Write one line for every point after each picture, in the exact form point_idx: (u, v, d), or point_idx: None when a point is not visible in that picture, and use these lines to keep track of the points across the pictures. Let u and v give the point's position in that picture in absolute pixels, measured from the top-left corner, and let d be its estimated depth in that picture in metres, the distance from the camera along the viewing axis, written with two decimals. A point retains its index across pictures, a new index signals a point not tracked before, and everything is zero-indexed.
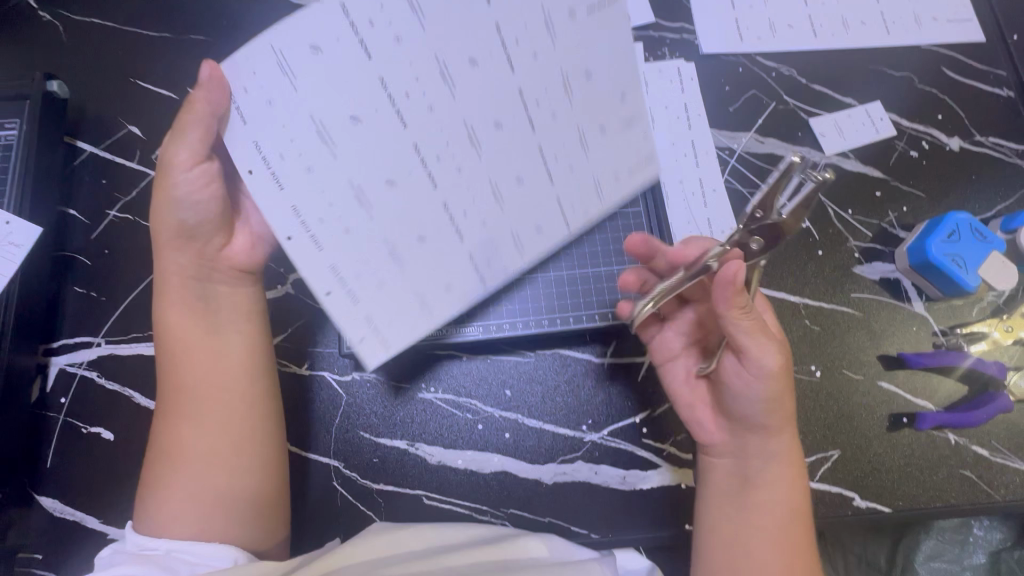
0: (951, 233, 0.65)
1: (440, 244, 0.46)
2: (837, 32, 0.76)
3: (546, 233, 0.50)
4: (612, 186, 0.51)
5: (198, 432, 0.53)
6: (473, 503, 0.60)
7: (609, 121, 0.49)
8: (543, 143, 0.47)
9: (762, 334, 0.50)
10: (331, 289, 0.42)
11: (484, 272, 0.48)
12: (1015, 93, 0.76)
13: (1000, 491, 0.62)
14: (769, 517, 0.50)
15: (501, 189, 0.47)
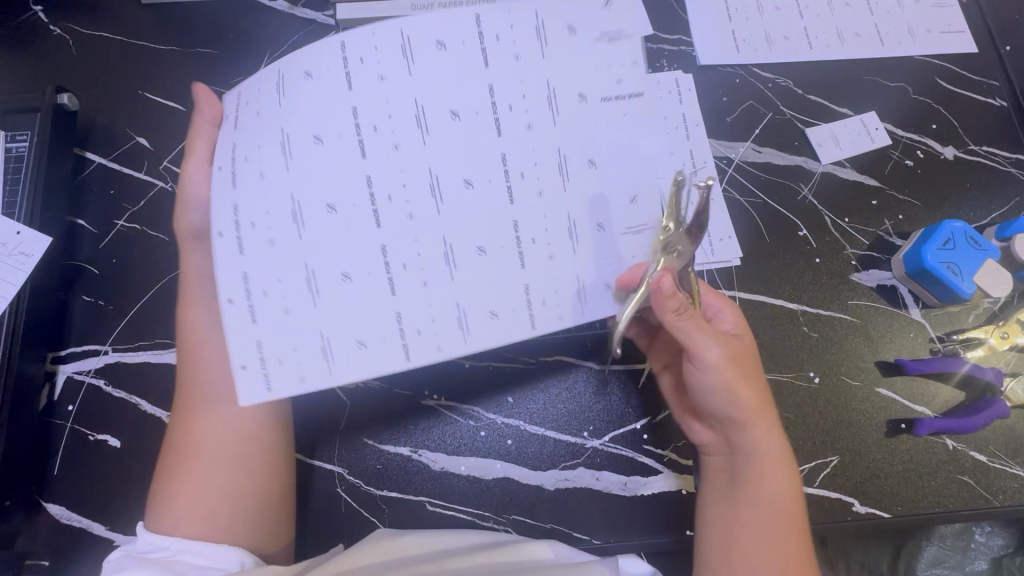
0: (946, 240, 0.66)
1: (369, 289, 0.45)
2: (832, 43, 0.78)
3: (499, 321, 0.47)
4: (598, 277, 0.49)
5: (212, 428, 0.53)
6: (476, 509, 0.61)
7: (609, 226, 0.49)
8: (516, 217, 0.47)
9: (704, 332, 0.51)
10: (235, 296, 0.43)
11: (408, 339, 0.45)
12: (1008, 103, 0.77)
13: (998, 496, 0.63)
14: (758, 518, 0.50)
15: (453, 250, 0.46)
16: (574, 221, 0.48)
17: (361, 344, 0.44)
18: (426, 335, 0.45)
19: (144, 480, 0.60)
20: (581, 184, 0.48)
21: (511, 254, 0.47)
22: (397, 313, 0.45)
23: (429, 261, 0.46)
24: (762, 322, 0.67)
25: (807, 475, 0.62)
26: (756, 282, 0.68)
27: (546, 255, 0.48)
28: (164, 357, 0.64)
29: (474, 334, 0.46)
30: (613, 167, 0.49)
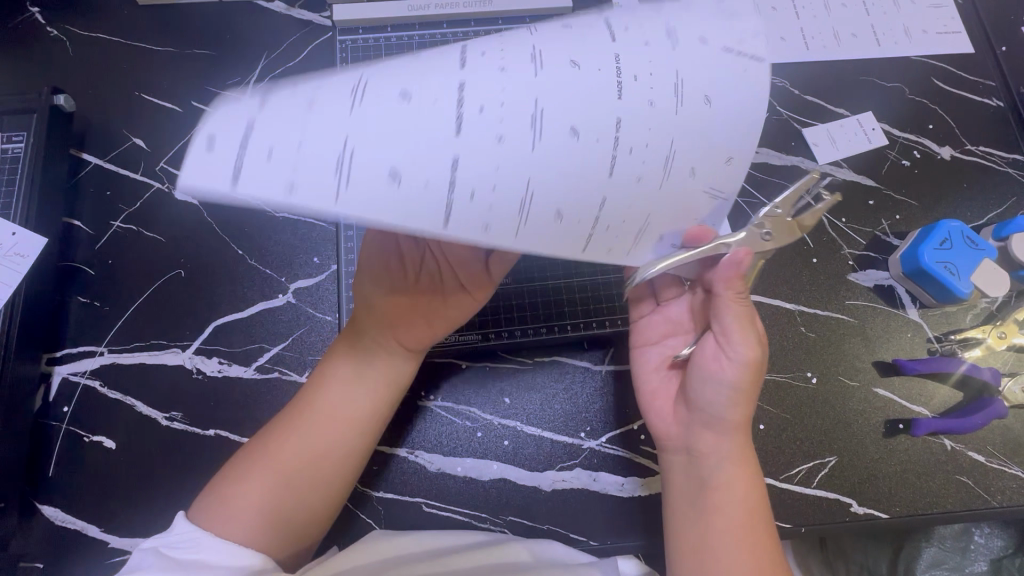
0: (944, 240, 0.66)
1: (430, 126, 0.32)
2: (828, 44, 0.78)
3: (561, 222, 0.37)
4: (671, 236, 0.45)
5: (304, 445, 0.51)
6: (472, 510, 0.60)
7: (703, 180, 0.40)
8: (620, 112, 0.35)
9: (747, 321, 0.50)
10: (219, 132, 0.30)
11: (457, 203, 0.33)
12: (1004, 103, 0.77)
13: (997, 496, 0.63)
14: (722, 521, 0.49)
15: (545, 121, 0.33)
16: (669, 151, 0.37)
17: (395, 176, 0.31)
18: (477, 192, 0.33)
19: (140, 481, 0.60)
20: (691, 120, 0.37)
21: (603, 151, 0.35)
22: (454, 160, 0.32)
23: (514, 114, 0.33)
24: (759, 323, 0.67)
25: (804, 476, 0.62)
26: (752, 282, 0.68)
27: (633, 173, 0.37)
28: (160, 358, 0.63)
29: (528, 231, 0.36)
30: (729, 105, 0.37)
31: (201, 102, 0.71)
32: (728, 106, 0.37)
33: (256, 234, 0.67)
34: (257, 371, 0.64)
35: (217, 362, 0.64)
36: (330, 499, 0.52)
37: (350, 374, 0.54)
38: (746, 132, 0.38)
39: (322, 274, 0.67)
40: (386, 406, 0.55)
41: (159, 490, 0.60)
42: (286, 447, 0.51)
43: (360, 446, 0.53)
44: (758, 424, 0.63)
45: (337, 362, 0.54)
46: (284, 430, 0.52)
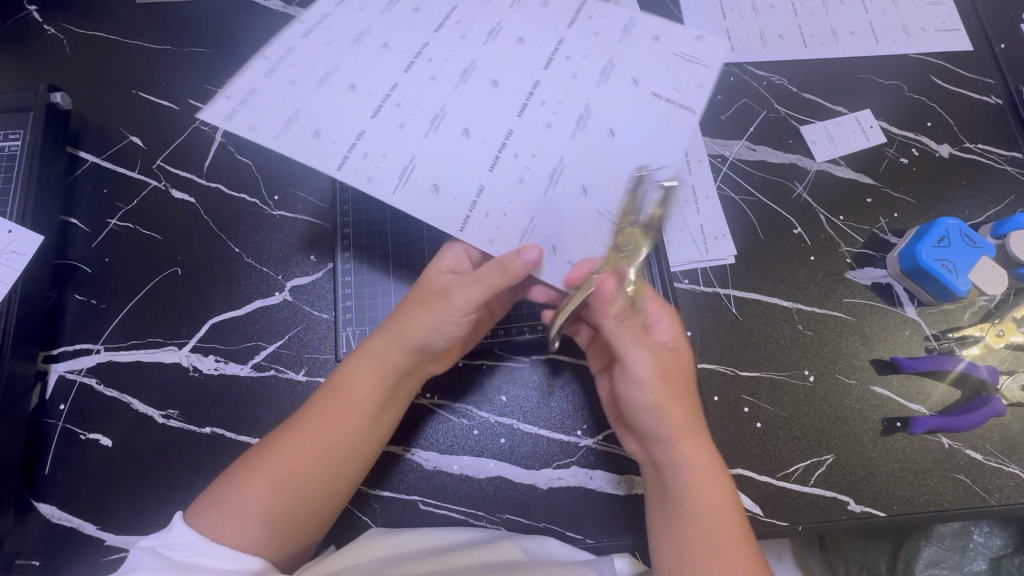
0: (941, 238, 0.65)
1: (361, 104, 0.51)
2: (827, 41, 0.78)
3: (437, 196, 0.49)
4: (565, 249, 0.51)
5: (319, 465, 0.50)
6: (469, 508, 0.60)
7: (593, 201, 0.51)
8: (513, 128, 0.51)
9: (636, 337, 0.52)
10: (232, 95, 0.50)
11: (351, 156, 0.49)
12: (1003, 100, 0.77)
13: (994, 495, 0.62)
14: (693, 530, 0.47)
15: (442, 120, 0.51)
16: (558, 164, 0.51)
17: (318, 134, 0.49)
18: (371, 156, 0.49)
19: (137, 478, 0.60)
20: (588, 148, 0.51)
21: (486, 150, 0.51)
22: (361, 132, 0.50)
23: (419, 115, 0.51)
24: (756, 321, 0.67)
25: (801, 474, 0.62)
26: (750, 281, 0.68)
27: (514, 176, 0.50)
28: (157, 355, 0.63)
29: (402, 190, 0.49)
30: (628, 142, 0.51)
31: (198, 100, 0.71)
32: (628, 143, 0.51)
33: (253, 232, 0.67)
34: (253, 369, 0.63)
35: (213, 360, 0.64)
36: (332, 512, 0.52)
37: (376, 398, 0.52)
38: (649, 167, 0.51)
39: (318, 271, 0.67)
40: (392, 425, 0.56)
41: (154, 488, 0.60)
42: (298, 466, 0.49)
43: (364, 468, 0.53)
44: (755, 422, 0.63)
45: (360, 384, 0.52)
46: (294, 446, 0.50)
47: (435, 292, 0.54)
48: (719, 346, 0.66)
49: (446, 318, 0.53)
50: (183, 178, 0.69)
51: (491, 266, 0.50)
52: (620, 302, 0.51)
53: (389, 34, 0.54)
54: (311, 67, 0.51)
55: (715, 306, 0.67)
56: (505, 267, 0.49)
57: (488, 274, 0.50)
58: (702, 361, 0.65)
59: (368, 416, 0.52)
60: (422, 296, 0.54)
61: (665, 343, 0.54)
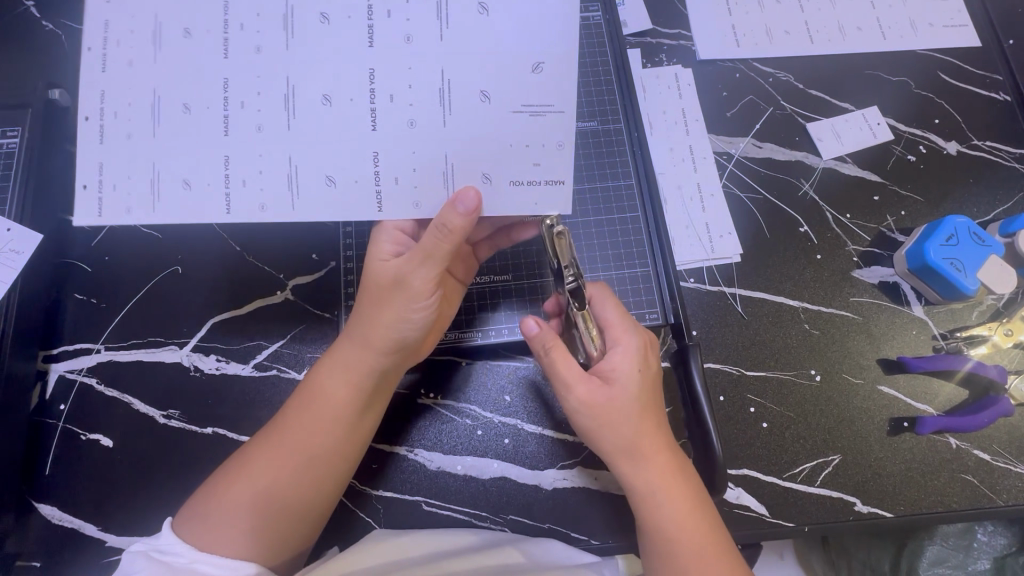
0: (949, 236, 0.65)
1: (206, 121, 0.45)
2: (834, 37, 0.77)
3: (337, 186, 0.46)
4: (499, 173, 0.48)
5: (294, 475, 0.49)
6: (472, 509, 0.60)
7: (501, 101, 0.46)
8: (373, 65, 0.45)
9: (571, 382, 0.51)
10: (89, 183, 0.44)
11: (232, 190, 0.45)
12: (1012, 97, 0.76)
13: (1003, 495, 0.62)
14: (662, 541, 0.49)
15: (297, 95, 0.45)
16: (443, 80, 0.46)
17: (188, 185, 0.45)
18: (252, 180, 0.46)
19: (138, 478, 0.60)
20: (467, 36, 0.46)
21: (364, 108, 0.46)
22: (226, 157, 0.45)
23: (269, 104, 0.45)
24: (762, 320, 0.66)
25: (806, 475, 0.62)
26: (755, 280, 0.68)
27: (405, 118, 0.46)
28: (157, 355, 0.63)
29: (302, 200, 0.46)
30: (504, 18, 0.46)
31: None
32: (505, 16, 0.45)
33: (252, 229, 0.67)
34: (254, 368, 0.63)
35: (214, 360, 0.63)
36: (322, 515, 0.51)
37: (354, 402, 0.51)
38: (540, 36, 0.46)
39: (320, 270, 0.66)
40: (372, 427, 0.54)
41: (156, 489, 0.59)
42: (280, 474, 0.48)
43: (347, 473, 0.52)
44: (761, 423, 0.63)
45: (335, 389, 0.51)
46: (273, 453, 0.49)
47: (396, 281, 0.50)
48: (725, 345, 0.65)
49: (411, 307, 0.50)
50: None
51: (434, 238, 0.47)
52: (547, 339, 0.52)
53: (183, 15, 0.44)
54: (129, 105, 0.44)
55: (721, 305, 0.66)
56: (449, 230, 0.46)
57: (436, 247, 0.47)
58: (707, 361, 0.65)
59: (347, 421, 0.51)
60: (378, 291, 0.51)
61: (611, 373, 0.51)
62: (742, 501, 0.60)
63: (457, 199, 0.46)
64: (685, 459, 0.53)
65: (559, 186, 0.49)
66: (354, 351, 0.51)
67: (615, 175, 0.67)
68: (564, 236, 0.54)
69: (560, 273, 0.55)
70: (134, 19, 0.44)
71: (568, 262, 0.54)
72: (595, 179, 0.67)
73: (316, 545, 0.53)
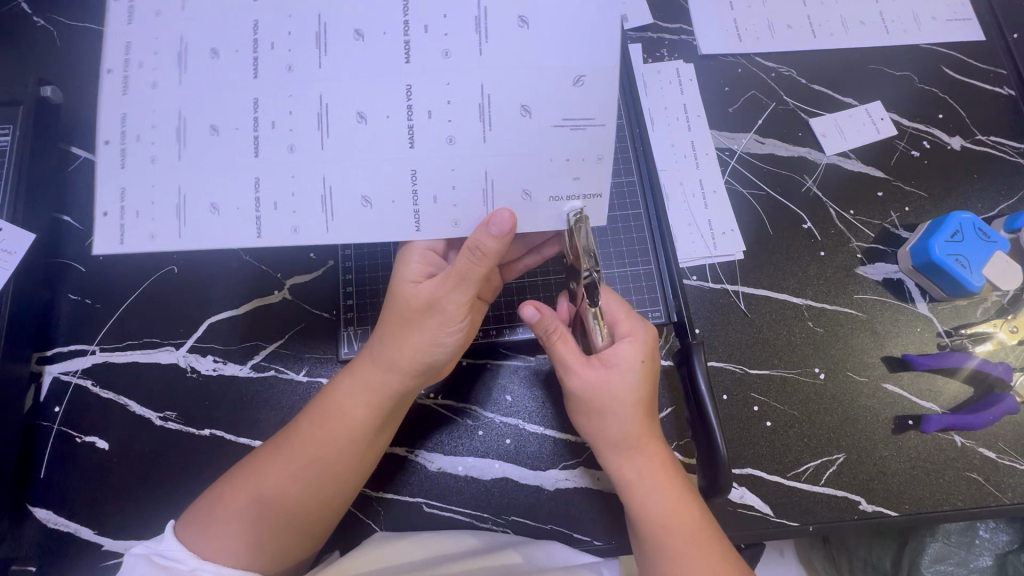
0: (954, 232, 0.64)
1: (234, 143, 0.44)
2: (837, 32, 0.76)
3: (375, 206, 0.46)
4: (538, 189, 0.47)
5: (306, 490, 0.48)
6: (474, 510, 0.59)
7: (543, 116, 0.45)
8: (410, 81, 0.44)
9: (571, 367, 0.51)
10: (111, 210, 0.44)
11: (263, 213, 0.45)
12: (1016, 91, 0.75)
13: (1008, 493, 0.62)
14: (652, 531, 0.48)
15: (330, 114, 0.44)
16: (484, 97, 0.44)
17: (216, 209, 0.44)
18: (283, 205, 0.45)
19: (134, 481, 0.59)
20: (507, 48, 0.44)
21: (400, 127, 0.45)
22: (256, 179, 0.44)
23: (301, 124, 0.44)
24: (764, 318, 0.66)
25: (811, 474, 0.61)
26: (758, 277, 0.67)
27: (445, 135, 0.45)
28: (154, 356, 0.62)
29: (338, 222, 0.46)
30: (546, 31, 0.43)
31: None
32: (550, 31, 0.43)
33: None
34: (252, 369, 0.62)
35: (211, 360, 0.62)
36: (330, 526, 0.51)
37: (374, 422, 0.50)
38: (586, 48, 0.44)
39: (318, 269, 0.65)
40: (385, 443, 0.54)
41: (153, 492, 0.59)
42: (291, 489, 0.48)
43: (357, 489, 0.52)
44: (764, 421, 0.62)
45: (354, 408, 0.50)
46: (285, 467, 0.48)
47: (422, 301, 0.50)
48: (729, 344, 0.64)
49: (441, 329, 0.50)
50: None
51: (472, 259, 0.47)
52: (550, 325, 0.52)
53: (209, 32, 0.43)
54: (155, 130, 0.43)
55: (725, 303, 0.66)
56: (484, 253, 0.46)
57: (472, 270, 0.47)
58: (710, 359, 0.64)
59: (365, 441, 0.50)
60: (404, 310, 0.50)
61: (612, 358, 0.51)
62: (746, 500, 0.60)
63: (489, 220, 0.45)
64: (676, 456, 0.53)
65: (595, 199, 0.48)
66: (378, 369, 0.50)
67: (616, 172, 0.66)
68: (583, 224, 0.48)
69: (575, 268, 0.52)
70: (158, 39, 0.43)
71: (585, 254, 0.49)
72: None
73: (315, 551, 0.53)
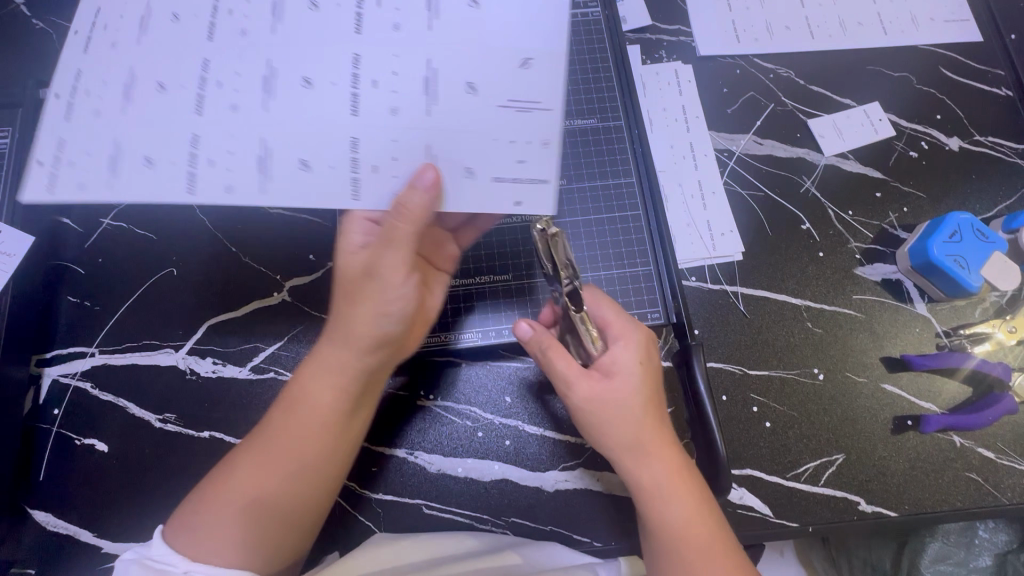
0: (953, 233, 0.64)
1: (179, 100, 0.43)
2: (835, 33, 0.76)
3: (313, 169, 0.44)
4: (485, 167, 0.46)
5: (279, 480, 0.48)
6: (473, 511, 0.59)
7: (489, 95, 0.46)
8: (358, 49, 0.45)
9: (572, 379, 0.51)
10: (44, 159, 0.41)
11: (198, 170, 0.43)
12: (1014, 92, 0.76)
13: (1006, 493, 0.62)
14: (671, 544, 0.47)
15: (276, 77, 0.44)
16: (428, 71, 0.45)
17: (150, 163, 0.42)
18: (218, 161, 0.43)
19: (134, 483, 0.59)
20: (460, 24, 0.46)
21: (341, 92, 0.44)
22: (195, 136, 0.43)
23: (246, 83, 0.44)
24: (763, 318, 0.66)
25: (811, 474, 0.61)
26: (756, 278, 0.67)
27: (388, 105, 0.45)
28: (153, 359, 0.62)
29: (273, 184, 0.44)
30: (492, 11, 0.46)
31: None
32: (496, 12, 0.46)
33: (249, 231, 0.66)
34: (252, 371, 0.62)
35: (210, 362, 0.62)
36: (320, 519, 0.51)
37: (342, 404, 0.50)
38: (530, 33, 0.46)
39: (318, 271, 0.65)
40: (359, 428, 0.53)
41: (153, 495, 0.59)
42: (266, 483, 0.47)
43: (338, 477, 0.51)
44: (764, 422, 0.62)
45: (313, 389, 0.49)
46: (259, 460, 0.48)
47: (371, 274, 0.49)
48: (728, 345, 0.65)
49: (388, 300, 0.49)
50: None
51: (397, 220, 0.45)
52: (542, 342, 0.53)
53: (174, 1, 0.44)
54: (105, 84, 0.43)
55: (724, 304, 0.66)
56: (408, 213, 0.45)
57: (397, 231, 0.46)
58: (710, 360, 0.64)
59: (336, 425, 0.50)
60: (355, 286, 0.50)
61: (611, 366, 0.51)
62: (745, 501, 0.60)
63: (412, 178, 0.45)
64: (691, 460, 0.52)
65: (542, 186, 0.47)
66: (332, 347, 0.50)
67: (615, 173, 0.67)
68: (558, 239, 0.53)
69: (555, 279, 0.53)
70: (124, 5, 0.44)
71: (564, 266, 0.52)
72: (595, 178, 0.67)
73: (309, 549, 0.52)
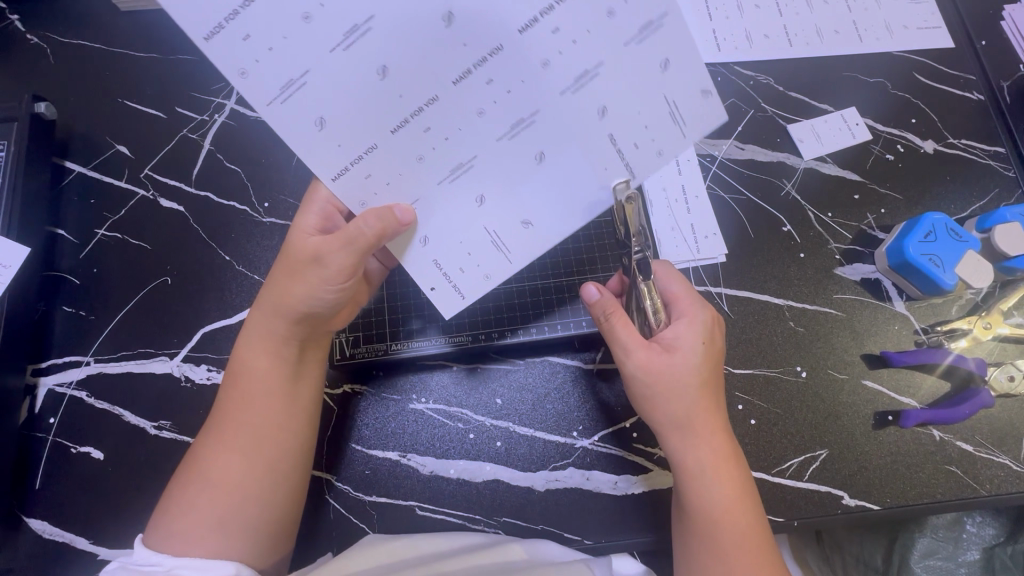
0: (928, 233, 0.66)
1: None
2: (812, 40, 0.78)
3: (324, 132, 0.43)
4: (435, 248, 0.49)
5: (243, 461, 0.49)
6: (467, 512, 0.60)
7: (489, 213, 0.48)
8: (438, 98, 0.43)
9: (632, 348, 0.52)
10: None
11: (227, 35, 0.39)
12: (985, 96, 0.78)
13: (986, 485, 0.63)
14: (705, 521, 0.50)
15: (357, 49, 0.41)
16: (466, 161, 0.46)
17: None
18: (255, 43, 0.39)
19: (129, 490, 0.59)
20: (516, 162, 0.46)
21: (397, 111, 0.43)
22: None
23: (336, 23, 0.40)
24: (749, 320, 0.67)
25: (795, 469, 0.63)
26: (741, 279, 0.69)
27: (416, 153, 0.45)
28: (148, 366, 0.63)
29: (281, 113, 0.42)
30: (555, 175, 0.47)
31: (184, 109, 0.70)
32: (557, 176, 0.47)
33: (243, 240, 0.67)
34: None
35: (205, 369, 0.63)
36: (296, 499, 0.52)
37: (279, 373, 0.52)
38: (557, 217, 0.49)
39: None
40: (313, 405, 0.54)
41: (148, 501, 0.59)
42: (229, 464, 0.49)
43: (301, 456, 0.52)
44: (750, 419, 0.64)
45: (256, 363, 0.52)
46: (220, 443, 0.50)
47: (309, 258, 0.50)
48: None
49: (322, 284, 0.50)
50: (171, 186, 0.68)
51: (362, 225, 0.46)
52: (607, 308, 0.54)
53: None
54: None
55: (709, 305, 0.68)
56: (374, 224, 0.46)
57: (359, 234, 0.47)
58: None
59: (278, 392, 0.52)
60: (294, 264, 0.51)
61: (673, 341, 0.53)
62: None
63: (391, 207, 0.46)
64: (738, 446, 0.54)
65: (459, 300, 0.51)
66: (270, 328, 0.52)
67: None
68: (634, 203, 0.49)
69: (625, 244, 0.54)
70: None
71: (638, 233, 0.52)
72: None
73: (292, 538, 0.53)
